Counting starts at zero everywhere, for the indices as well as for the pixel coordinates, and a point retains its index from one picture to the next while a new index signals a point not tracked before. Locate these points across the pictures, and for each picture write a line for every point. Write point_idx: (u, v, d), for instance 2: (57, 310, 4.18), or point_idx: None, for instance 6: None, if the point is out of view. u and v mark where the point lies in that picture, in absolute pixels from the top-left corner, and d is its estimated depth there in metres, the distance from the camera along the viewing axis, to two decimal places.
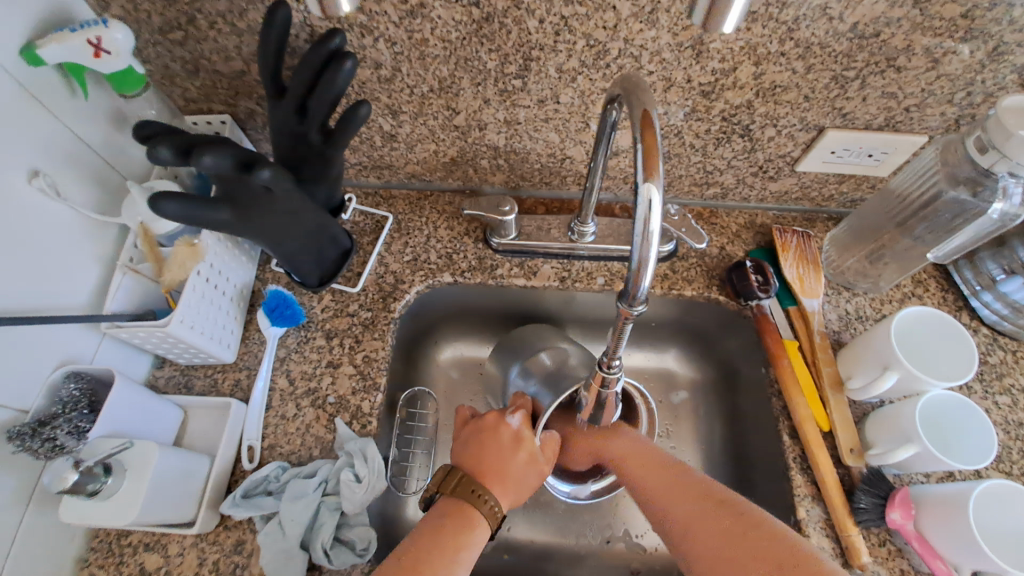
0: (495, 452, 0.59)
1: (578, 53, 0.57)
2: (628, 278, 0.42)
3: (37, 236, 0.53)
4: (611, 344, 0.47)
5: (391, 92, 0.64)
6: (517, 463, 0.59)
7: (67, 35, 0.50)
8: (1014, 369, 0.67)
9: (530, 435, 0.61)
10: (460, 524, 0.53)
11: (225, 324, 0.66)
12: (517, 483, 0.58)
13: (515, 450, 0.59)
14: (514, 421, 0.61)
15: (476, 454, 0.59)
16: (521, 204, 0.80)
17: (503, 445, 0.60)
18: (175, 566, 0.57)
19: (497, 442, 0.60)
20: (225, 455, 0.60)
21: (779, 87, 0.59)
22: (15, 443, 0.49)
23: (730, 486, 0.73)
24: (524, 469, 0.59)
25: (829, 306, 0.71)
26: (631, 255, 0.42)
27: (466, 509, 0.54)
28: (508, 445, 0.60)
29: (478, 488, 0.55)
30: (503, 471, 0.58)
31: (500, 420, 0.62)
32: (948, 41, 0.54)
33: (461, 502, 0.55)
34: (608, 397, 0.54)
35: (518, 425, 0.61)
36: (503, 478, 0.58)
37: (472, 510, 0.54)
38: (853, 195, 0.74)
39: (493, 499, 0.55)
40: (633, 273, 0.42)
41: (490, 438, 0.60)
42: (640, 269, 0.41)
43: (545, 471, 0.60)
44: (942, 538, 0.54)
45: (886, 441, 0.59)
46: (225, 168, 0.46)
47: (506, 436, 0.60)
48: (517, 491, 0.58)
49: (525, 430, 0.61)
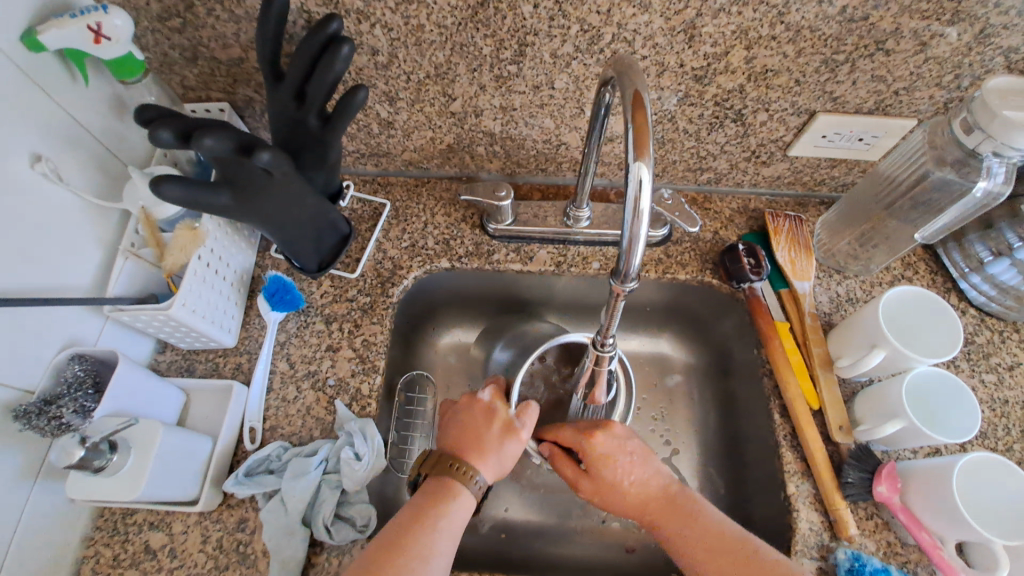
0: (470, 425, 0.60)
1: (572, 38, 0.58)
2: (620, 256, 0.45)
3: (41, 222, 0.54)
4: (606, 320, 0.52)
5: (388, 78, 0.64)
6: (492, 433, 0.59)
7: (67, 21, 0.50)
8: (1000, 349, 0.68)
9: (499, 405, 0.61)
10: (440, 497, 0.54)
11: (226, 308, 0.67)
12: (495, 452, 0.58)
13: (487, 421, 0.60)
14: (485, 395, 0.63)
15: (451, 433, 0.60)
16: (517, 190, 0.81)
17: (477, 419, 0.61)
18: (180, 544, 0.58)
19: (470, 418, 0.61)
20: (227, 437, 0.61)
21: (770, 71, 0.60)
22: (22, 422, 0.50)
23: (722, 464, 0.75)
24: (500, 440, 0.58)
25: (820, 288, 0.72)
26: (622, 233, 0.44)
27: (446, 482, 0.55)
28: (481, 418, 0.61)
29: (453, 460, 0.56)
30: (478, 441, 0.58)
31: (471, 398, 0.63)
32: (935, 24, 0.54)
33: (439, 476, 0.56)
34: (601, 375, 0.59)
35: (488, 398, 0.62)
36: (479, 447, 0.58)
37: (449, 481, 0.55)
38: (845, 179, 0.75)
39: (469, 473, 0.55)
40: (625, 250, 0.44)
41: (464, 415, 0.61)
42: (631, 248, 0.44)
43: (524, 437, 0.60)
44: (927, 510, 0.56)
45: (873, 418, 0.60)
46: (225, 151, 0.47)
47: (478, 410, 0.61)
48: (496, 458, 0.58)
49: (494, 403, 0.62)
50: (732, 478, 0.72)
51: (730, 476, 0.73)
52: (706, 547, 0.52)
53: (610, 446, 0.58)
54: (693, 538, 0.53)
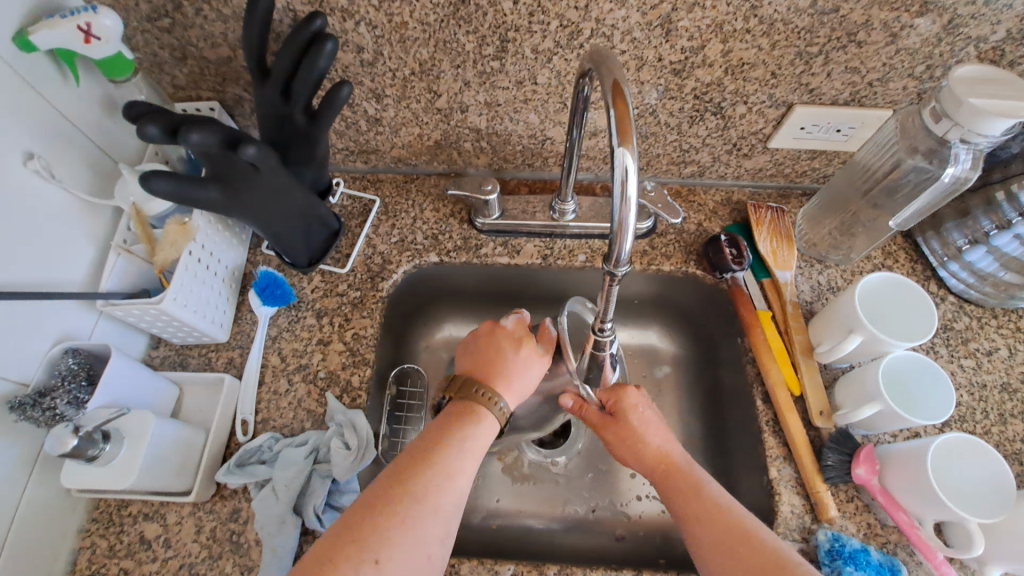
0: (495, 351, 0.60)
1: (552, 34, 0.60)
2: (611, 241, 0.46)
3: (36, 217, 0.56)
4: (601, 306, 0.54)
5: (374, 76, 0.66)
6: (515, 360, 0.60)
7: (58, 22, 0.52)
8: (979, 334, 0.69)
9: (525, 334, 0.62)
10: (463, 420, 0.54)
11: (217, 304, 0.68)
12: (518, 378, 0.59)
13: (513, 349, 0.60)
14: (510, 325, 0.63)
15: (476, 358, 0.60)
16: (505, 186, 0.83)
17: (502, 348, 0.60)
18: (174, 534, 0.59)
19: (495, 344, 0.61)
20: (219, 429, 0.62)
21: (747, 64, 0.62)
22: (17, 413, 0.52)
23: (709, 453, 0.76)
24: (523, 364, 0.60)
25: (801, 278, 0.73)
26: (612, 220, 0.45)
27: (468, 406, 0.55)
28: (508, 346, 0.61)
29: (479, 386, 0.56)
30: (503, 369, 0.59)
31: (497, 327, 0.63)
32: (904, 16, 0.56)
33: (464, 401, 0.56)
34: (604, 359, 0.62)
35: (513, 328, 0.63)
36: (503, 374, 0.58)
37: (475, 406, 0.55)
38: (825, 170, 0.77)
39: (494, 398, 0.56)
40: (616, 235, 0.45)
41: (489, 342, 0.61)
42: (621, 233, 0.45)
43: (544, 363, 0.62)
44: (904, 490, 0.57)
45: (852, 402, 0.61)
46: (212, 144, 0.48)
47: (504, 339, 0.61)
48: (516, 387, 0.59)
49: (518, 331, 0.62)
50: (719, 465, 0.73)
51: (716, 464, 0.74)
52: (705, 510, 0.51)
53: (641, 399, 0.61)
54: (694, 497, 0.52)
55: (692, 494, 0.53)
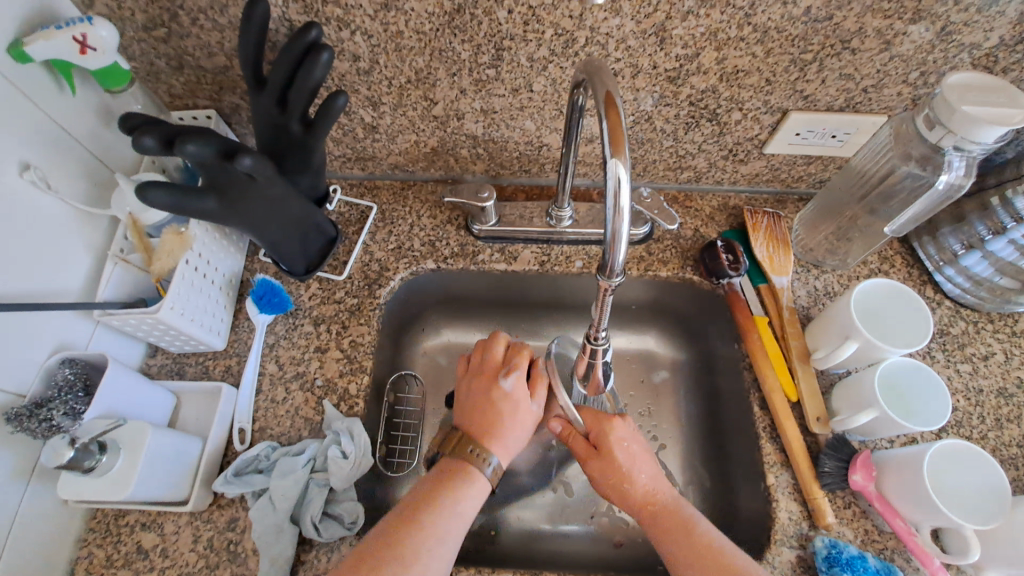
0: (490, 410, 0.61)
1: (547, 42, 0.60)
2: (605, 251, 0.46)
3: (33, 228, 0.56)
4: (596, 316, 0.54)
5: (370, 84, 0.66)
6: (508, 419, 0.61)
7: (53, 33, 0.52)
8: (975, 339, 0.70)
9: (520, 394, 0.63)
10: (457, 477, 0.56)
11: (215, 312, 0.68)
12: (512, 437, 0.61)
13: (507, 409, 0.62)
14: (507, 384, 0.63)
15: (475, 417, 0.62)
16: (502, 192, 0.83)
17: (497, 407, 0.61)
18: (171, 544, 0.59)
19: (490, 402, 0.62)
20: (216, 437, 0.62)
21: (741, 71, 0.62)
22: (13, 424, 0.52)
23: (706, 458, 0.76)
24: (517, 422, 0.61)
25: (798, 283, 0.73)
26: (606, 231, 0.45)
27: (462, 464, 0.57)
28: (502, 406, 0.62)
29: (473, 446, 0.58)
30: (496, 428, 0.60)
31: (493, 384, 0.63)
32: (898, 23, 0.56)
33: (459, 459, 0.58)
34: (597, 371, 0.60)
35: (510, 386, 0.63)
36: (497, 433, 0.60)
37: (468, 465, 0.57)
38: (821, 175, 0.77)
39: (493, 459, 0.58)
40: (609, 246, 0.45)
41: (485, 400, 0.63)
42: (614, 244, 0.45)
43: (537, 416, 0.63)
44: (900, 497, 0.57)
45: (849, 408, 0.62)
46: (208, 155, 0.48)
47: (499, 397, 0.62)
48: (510, 444, 0.61)
49: (518, 393, 0.63)
50: (716, 471, 0.74)
51: (714, 470, 0.74)
52: (681, 538, 0.54)
53: (627, 432, 0.63)
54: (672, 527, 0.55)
55: (672, 526, 0.55)
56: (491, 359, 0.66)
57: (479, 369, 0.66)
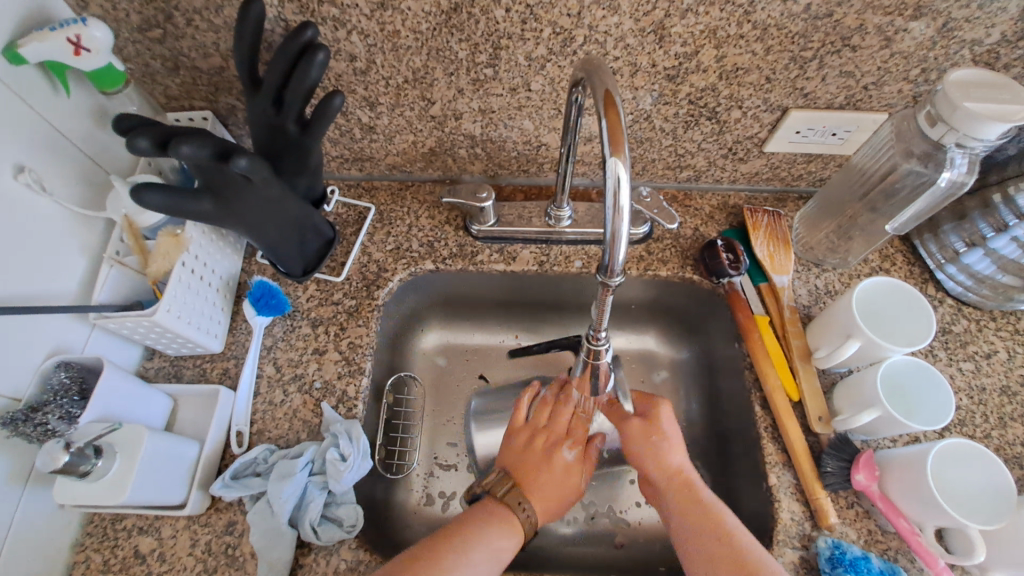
0: (542, 465, 0.64)
1: (545, 40, 0.59)
2: (605, 252, 0.45)
3: (29, 230, 0.55)
4: (597, 316, 0.53)
5: (367, 84, 0.65)
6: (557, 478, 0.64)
7: (47, 34, 0.51)
8: (977, 338, 0.69)
9: (576, 464, 0.66)
10: (498, 516, 0.58)
11: (212, 314, 0.67)
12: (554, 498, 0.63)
13: (560, 472, 0.64)
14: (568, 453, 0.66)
15: (526, 466, 0.64)
16: (500, 192, 0.82)
17: (553, 470, 0.65)
18: (169, 548, 0.59)
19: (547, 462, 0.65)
20: (214, 440, 0.62)
21: (741, 69, 0.61)
22: (9, 428, 0.51)
23: (707, 459, 0.75)
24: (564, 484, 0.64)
25: (799, 282, 0.73)
26: (605, 230, 0.45)
27: (505, 509, 0.59)
28: (558, 470, 0.65)
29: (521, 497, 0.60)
30: (545, 483, 0.63)
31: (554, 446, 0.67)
32: (898, 20, 0.56)
33: (505, 506, 0.60)
34: (601, 369, 0.60)
35: (570, 456, 0.66)
36: (542, 491, 0.63)
37: (511, 515, 0.59)
38: (822, 173, 0.76)
39: (532, 507, 0.60)
40: (609, 246, 0.45)
41: (542, 457, 0.65)
42: (614, 243, 0.44)
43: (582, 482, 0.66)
44: (904, 497, 0.56)
45: (852, 407, 0.61)
46: (203, 157, 0.48)
47: (557, 462, 0.65)
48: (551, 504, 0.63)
49: (573, 465, 0.66)
50: (718, 471, 0.73)
51: (715, 470, 0.73)
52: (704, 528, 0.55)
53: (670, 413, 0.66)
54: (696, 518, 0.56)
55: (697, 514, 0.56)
56: (555, 422, 0.69)
57: (541, 426, 0.69)
